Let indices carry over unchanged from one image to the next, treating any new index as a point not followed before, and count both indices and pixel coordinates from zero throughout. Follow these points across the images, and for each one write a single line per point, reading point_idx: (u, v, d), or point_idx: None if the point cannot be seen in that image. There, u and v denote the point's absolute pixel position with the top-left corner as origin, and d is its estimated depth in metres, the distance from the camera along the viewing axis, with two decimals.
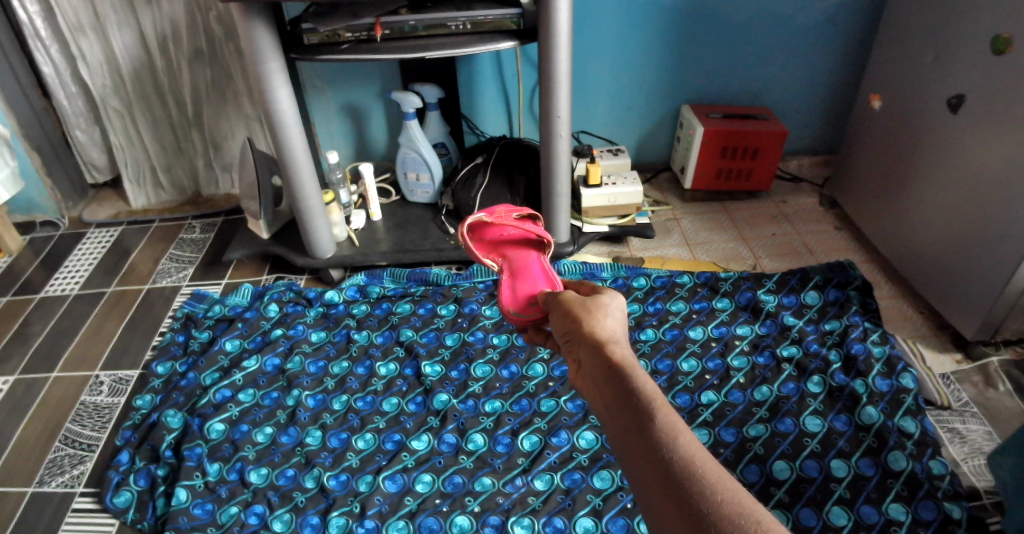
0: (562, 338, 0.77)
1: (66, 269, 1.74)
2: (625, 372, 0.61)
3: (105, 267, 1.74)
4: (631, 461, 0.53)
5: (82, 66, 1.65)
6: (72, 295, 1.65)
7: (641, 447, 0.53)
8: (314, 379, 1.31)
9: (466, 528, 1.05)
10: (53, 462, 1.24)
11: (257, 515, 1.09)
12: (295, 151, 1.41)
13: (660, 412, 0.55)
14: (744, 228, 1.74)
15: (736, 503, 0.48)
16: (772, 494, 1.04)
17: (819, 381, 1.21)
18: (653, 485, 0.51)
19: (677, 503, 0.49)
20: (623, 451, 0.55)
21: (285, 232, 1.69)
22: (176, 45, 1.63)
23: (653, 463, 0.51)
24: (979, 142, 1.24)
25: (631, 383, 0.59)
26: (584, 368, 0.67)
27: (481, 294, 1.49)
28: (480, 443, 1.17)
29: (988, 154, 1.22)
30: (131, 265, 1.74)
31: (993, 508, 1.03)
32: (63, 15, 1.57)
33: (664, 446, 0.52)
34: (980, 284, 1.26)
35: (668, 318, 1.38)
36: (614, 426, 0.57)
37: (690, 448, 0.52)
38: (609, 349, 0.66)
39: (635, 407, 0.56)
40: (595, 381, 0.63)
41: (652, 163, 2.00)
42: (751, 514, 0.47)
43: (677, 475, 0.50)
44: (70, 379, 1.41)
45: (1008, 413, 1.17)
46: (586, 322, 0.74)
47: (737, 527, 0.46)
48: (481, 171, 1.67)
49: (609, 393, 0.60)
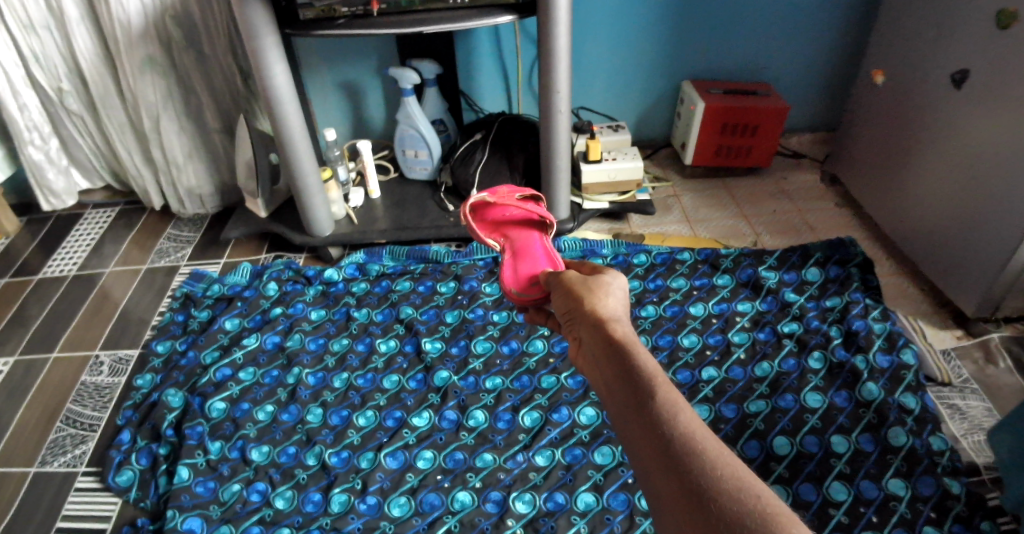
0: (563, 320, 0.76)
1: (68, 247, 1.74)
2: (626, 351, 0.61)
3: (102, 248, 1.73)
4: (632, 439, 0.53)
5: (38, 66, 1.56)
6: (70, 276, 1.64)
7: (641, 425, 0.53)
8: (314, 356, 1.31)
9: (467, 503, 1.06)
10: (55, 442, 1.24)
11: (259, 492, 1.09)
12: (292, 128, 1.39)
13: (660, 389, 0.55)
14: (745, 205, 1.73)
15: (736, 478, 0.47)
16: (772, 470, 1.04)
17: (820, 357, 1.21)
18: (652, 461, 0.51)
19: (677, 479, 0.48)
20: (624, 427, 0.55)
21: (284, 211, 1.68)
22: (129, 50, 1.49)
23: (654, 441, 0.51)
24: (982, 119, 1.23)
25: (633, 361, 0.59)
26: (584, 345, 0.67)
27: (480, 272, 1.49)
28: (481, 420, 1.17)
29: (991, 131, 1.21)
30: (130, 245, 1.73)
31: (992, 483, 1.03)
32: (13, 13, 1.47)
33: (664, 422, 0.52)
34: (982, 260, 1.25)
35: (668, 294, 1.38)
36: (614, 404, 0.57)
37: (690, 425, 0.52)
38: (610, 327, 0.66)
39: (636, 384, 0.56)
40: (597, 360, 0.63)
41: (652, 140, 1.98)
42: (752, 490, 0.46)
43: (677, 451, 0.50)
44: (70, 360, 1.41)
45: (1007, 389, 1.17)
46: (588, 300, 0.73)
47: (736, 501, 0.46)
48: (479, 147, 1.65)
49: (611, 372, 0.60)
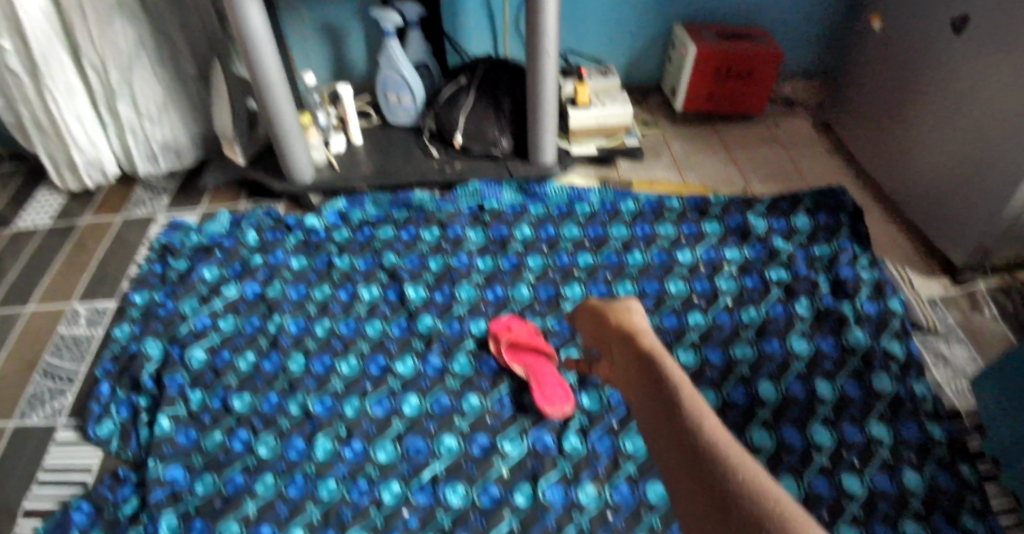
0: (586, 335, 0.74)
1: (40, 197, 1.66)
2: (653, 361, 0.58)
3: (75, 198, 1.66)
4: (660, 450, 0.50)
5: None
6: (44, 229, 1.58)
7: (670, 440, 0.49)
8: (296, 304, 1.29)
9: (454, 448, 1.05)
10: (33, 396, 1.21)
11: (241, 441, 1.07)
12: (270, 74, 1.32)
13: (687, 397, 0.52)
14: (735, 150, 1.71)
15: (759, 483, 0.44)
16: (757, 414, 1.05)
17: (807, 303, 1.21)
18: (677, 470, 0.47)
19: (702, 486, 0.45)
20: (651, 436, 0.52)
21: (263, 158, 1.61)
22: None
23: (678, 446, 0.48)
24: (981, 65, 1.19)
25: (658, 368, 0.57)
26: (615, 362, 0.64)
27: (466, 218, 1.45)
28: (465, 364, 1.17)
29: (990, 77, 1.18)
30: (104, 195, 1.66)
31: (974, 430, 1.04)
32: None
33: (687, 428, 0.49)
34: (976, 207, 1.24)
35: (656, 240, 1.36)
36: (643, 416, 0.54)
37: (714, 432, 0.48)
38: (638, 340, 0.63)
39: (660, 391, 0.54)
40: (626, 371, 0.60)
41: (642, 85, 1.92)
42: (774, 493, 0.43)
43: (704, 459, 0.46)
44: (47, 312, 1.37)
45: (991, 335, 1.19)
46: (609, 311, 0.70)
47: (758, 505, 0.42)
48: (465, 90, 1.58)
49: (639, 382, 0.57)
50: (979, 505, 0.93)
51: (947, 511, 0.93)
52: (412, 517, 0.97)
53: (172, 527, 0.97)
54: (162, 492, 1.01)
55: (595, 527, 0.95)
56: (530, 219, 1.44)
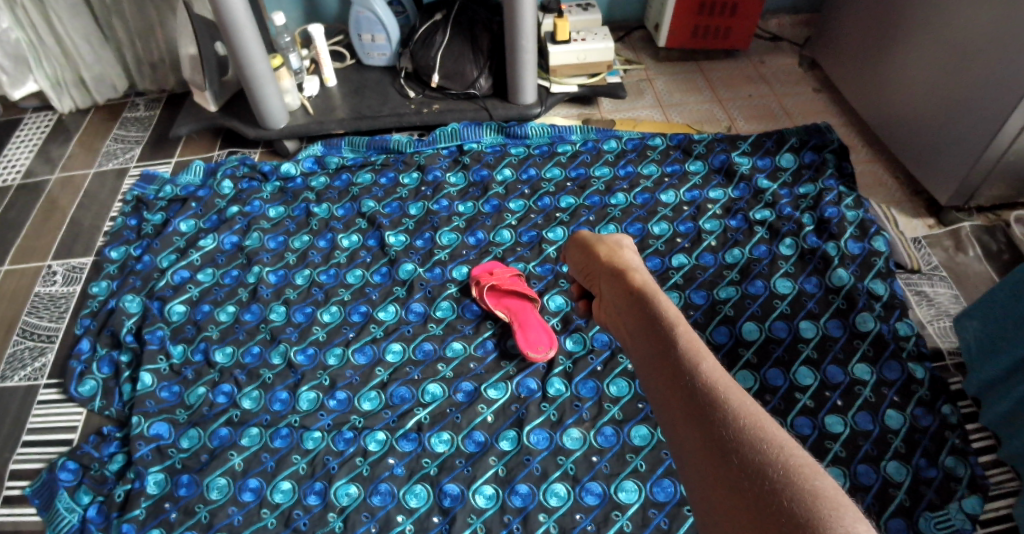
0: (575, 273, 0.71)
1: (8, 153, 1.58)
2: (647, 300, 0.56)
3: (46, 153, 1.58)
4: (655, 391, 0.48)
5: None
6: (14, 187, 1.50)
7: (669, 381, 0.48)
8: (274, 254, 1.25)
9: (438, 395, 1.04)
10: (13, 356, 1.18)
11: (225, 394, 1.06)
12: (236, 15, 1.23)
13: (683, 337, 0.50)
14: (721, 89, 1.66)
15: (758, 428, 0.43)
16: (740, 355, 1.06)
17: (791, 243, 1.20)
18: (676, 412, 0.46)
19: (702, 429, 0.44)
20: (647, 378, 0.50)
21: (235, 104, 1.54)
22: None
23: (676, 390, 0.47)
24: (968, 7, 1.17)
25: (654, 308, 0.54)
26: (606, 300, 0.62)
27: (445, 161, 1.41)
28: (448, 310, 1.15)
29: (974, 20, 1.16)
30: (73, 151, 1.58)
31: (954, 369, 1.06)
32: None
33: (686, 371, 0.47)
34: (960, 146, 1.23)
35: (639, 182, 1.34)
36: (638, 355, 0.52)
37: (713, 375, 0.47)
38: (630, 277, 0.61)
39: (657, 332, 0.52)
40: (618, 311, 0.58)
41: (624, 21, 1.84)
42: (775, 439, 0.42)
43: (703, 401, 0.45)
44: (21, 271, 1.32)
45: (974, 277, 1.19)
46: (601, 246, 0.67)
47: (759, 451, 0.41)
48: (440, 28, 1.50)
49: (633, 321, 0.55)
50: (957, 443, 0.95)
51: (926, 449, 0.95)
52: (397, 464, 0.97)
53: (159, 482, 0.97)
54: (148, 448, 1.00)
55: (579, 472, 0.95)
56: (511, 162, 1.40)
